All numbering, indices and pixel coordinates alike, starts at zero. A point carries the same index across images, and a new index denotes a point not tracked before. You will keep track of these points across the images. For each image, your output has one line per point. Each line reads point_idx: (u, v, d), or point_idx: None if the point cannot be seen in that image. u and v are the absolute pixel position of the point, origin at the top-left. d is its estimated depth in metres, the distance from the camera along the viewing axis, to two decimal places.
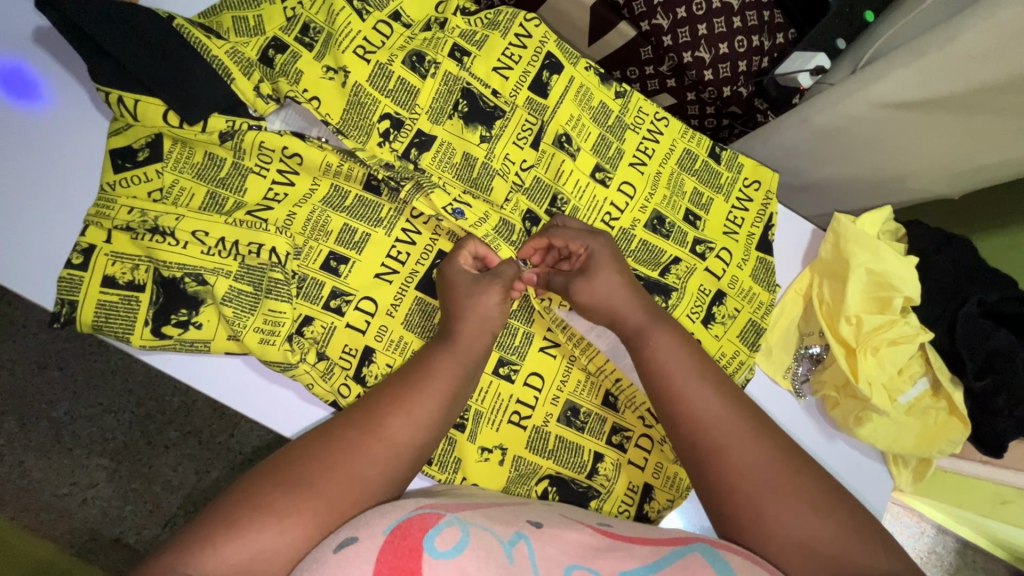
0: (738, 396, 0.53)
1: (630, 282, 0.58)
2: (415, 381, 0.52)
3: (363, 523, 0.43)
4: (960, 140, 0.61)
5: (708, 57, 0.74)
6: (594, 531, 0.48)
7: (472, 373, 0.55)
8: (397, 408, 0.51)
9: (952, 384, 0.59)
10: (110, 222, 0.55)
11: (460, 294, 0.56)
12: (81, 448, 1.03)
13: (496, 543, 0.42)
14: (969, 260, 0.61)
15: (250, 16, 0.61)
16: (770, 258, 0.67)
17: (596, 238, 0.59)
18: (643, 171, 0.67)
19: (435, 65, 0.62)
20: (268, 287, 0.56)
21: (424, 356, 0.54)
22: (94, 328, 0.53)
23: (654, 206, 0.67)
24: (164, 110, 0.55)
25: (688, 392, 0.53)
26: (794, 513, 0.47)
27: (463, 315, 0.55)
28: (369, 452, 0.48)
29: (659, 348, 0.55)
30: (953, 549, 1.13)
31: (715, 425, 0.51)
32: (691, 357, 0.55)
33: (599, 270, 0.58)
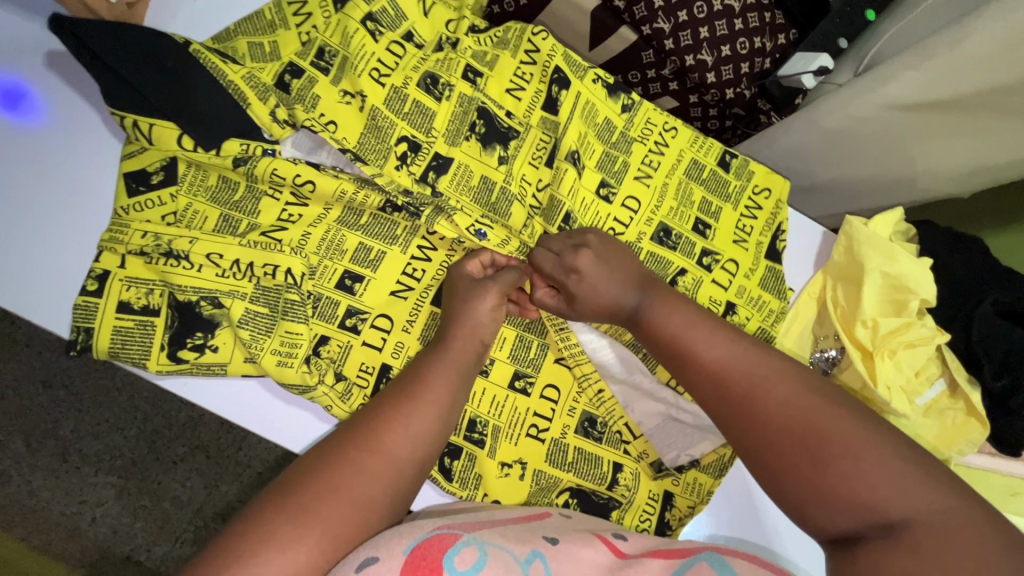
0: (752, 363, 0.50)
1: (617, 277, 0.57)
2: (414, 385, 0.53)
3: (382, 543, 0.42)
4: (970, 139, 0.61)
5: (710, 60, 0.74)
6: (607, 545, 0.47)
7: (470, 370, 0.56)
8: (395, 417, 0.51)
9: (970, 385, 0.59)
10: (124, 247, 0.55)
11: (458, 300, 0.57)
12: (88, 466, 1.03)
13: (512, 561, 0.42)
14: (986, 262, 0.61)
15: (265, 43, 0.61)
16: (779, 267, 0.67)
17: (582, 241, 0.59)
18: (649, 184, 0.67)
19: (449, 87, 0.62)
20: (284, 308, 0.56)
21: (417, 364, 0.55)
22: (110, 355, 0.53)
23: (661, 218, 0.66)
24: (179, 134, 0.56)
25: (695, 362, 0.51)
26: (823, 470, 0.44)
27: (456, 323, 0.56)
28: (370, 465, 0.48)
29: (661, 321, 0.54)
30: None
31: (731, 388, 0.49)
32: (693, 326, 0.52)
33: (587, 271, 0.57)
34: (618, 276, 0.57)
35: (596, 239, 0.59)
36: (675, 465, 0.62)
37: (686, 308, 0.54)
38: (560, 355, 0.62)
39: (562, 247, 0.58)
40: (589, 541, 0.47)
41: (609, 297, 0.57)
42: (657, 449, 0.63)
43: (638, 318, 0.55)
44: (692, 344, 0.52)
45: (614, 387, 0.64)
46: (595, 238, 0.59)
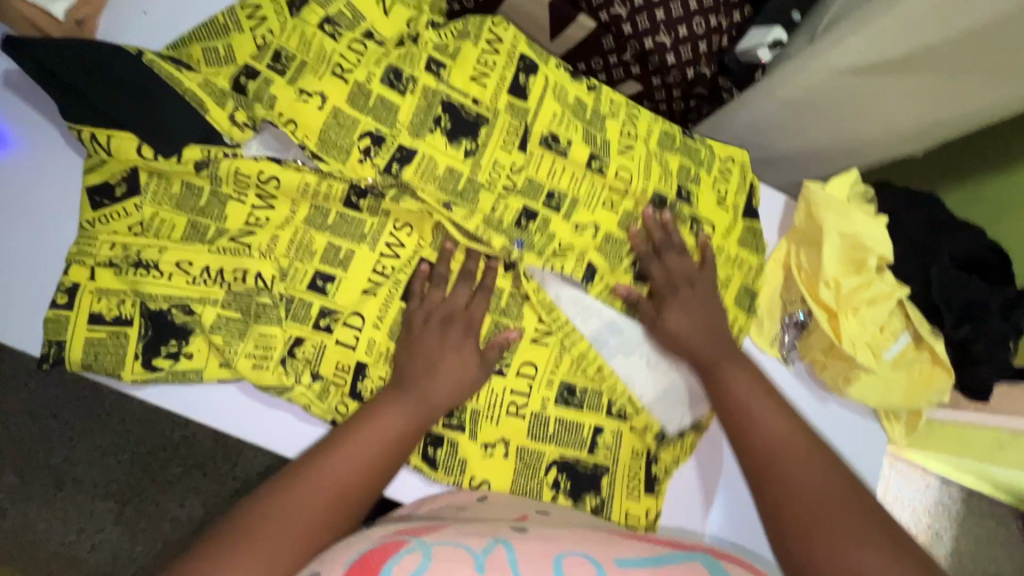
0: (807, 433, 0.58)
1: (710, 320, 0.62)
2: (374, 427, 0.54)
3: (328, 558, 0.45)
4: (920, 94, 0.62)
5: (670, 41, 0.75)
6: (613, 534, 0.50)
7: (436, 414, 0.58)
8: (345, 449, 0.53)
9: (932, 335, 0.61)
10: (93, 259, 0.55)
11: (417, 343, 0.58)
12: (84, 493, 1.03)
13: (467, 556, 0.42)
14: (937, 218, 0.63)
15: (219, 45, 0.61)
16: (756, 224, 0.68)
17: (693, 278, 0.64)
18: (634, 154, 0.67)
19: (413, 82, 0.62)
20: (257, 312, 0.57)
21: (381, 415, 0.55)
22: (83, 366, 0.54)
23: (654, 187, 0.67)
24: (137, 143, 0.55)
25: (757, 424, 0.58)
26: (842, 537, 0.48)
27: (428, 383, 0.57)
28: (323, 497, 0.51)
29: (735, 383, 0.60)
30: (957, 499, 1.25)
31: (779, 455, 0.56)
32: (763, 395, 0.60)
33: (684, 304, 0.63)
34: (704, 322, 0.62)
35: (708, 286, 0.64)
36: (680, 431, 0.65)
37: (757, 377, 0.61)
38: (539, 322, 0.64)
39: (678, 267, 0.64)
40: (582, 532, 0.49)
41: (685, 330, 0.62)
42: (658, 418, 0.65)
43: (714, 372, 0.61)
44: (758, 402, 0.59)
45: (613, 361, 0.65)
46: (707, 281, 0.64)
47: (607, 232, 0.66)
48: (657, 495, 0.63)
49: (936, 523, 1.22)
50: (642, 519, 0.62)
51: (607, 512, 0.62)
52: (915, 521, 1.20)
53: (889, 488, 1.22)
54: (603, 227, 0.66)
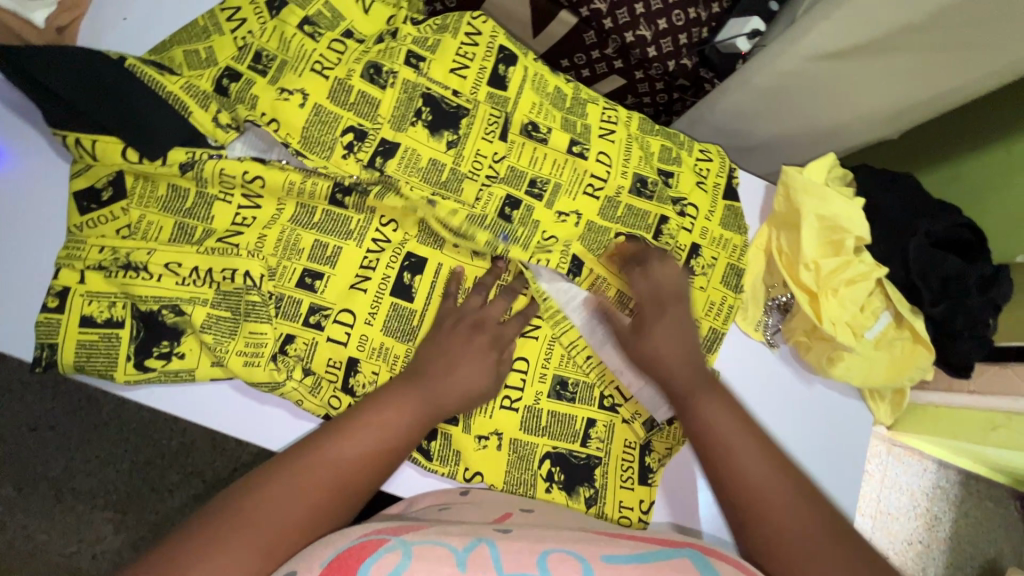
0: (782, 463, 0.57)
1: (687, 346, 0.62)
2: (381, 420, 0.55)
3: (305, 558, 0.45)
4: (891, 75, 0.64)
5: (649, 35, 0.76)
6: (599, 533, 0.51)
7: (444, 413, 0.58)
8: (351, 437, 0.54)
9: (913, 315, 0.62)
10: (82, 262, 0.56)
11: (435, 339, 0.60)
12: (83, 504, 1.03)
13: (448, 554, 0.42)
14: (914, 199, 0.64)
15: (200, 49, 0.62)
16: (737, 204, 0.69)
17: (680, 292, 0.64)
18: (615, 138, 0.68)
19: (393, 75, 0.62)
20: (246, 309, 0.57)
21: (392, 401, 0.56)
22: (77, 368, 0.54)
23: (635, 169, 0.68)
24: (122, 147, 0.56)
25: (736, 459, 0.57)
26: None
27: (443, 374, 0.58)
28: (323, 487, 0.51)
29: (713, 416, 0.59)
30: (957, 482, 1.24)
31: (760, 499, 0.55)
32: (743, 428, 0.59)
33: (671, 321, 0.62)
34: (686, 345, 0.62)
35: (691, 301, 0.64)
36: (668, 419, 0.64)
37: (735, 409, 0.60)
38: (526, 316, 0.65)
39: (667, 279, 0.63)
40: (562, 531, 0.50)
41: (660, 358, 0.61)
42: (647, 408, 0.64)
43: (693, 402, 0.60)
44: (734, 436, 0.58)
45: (603, 351, 0.65)
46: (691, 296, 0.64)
47: (589, 221, 0.66)
48: (651, 486, 0.64)
49: (936, 507, 1.22)
50: (635, 510, 0.63)
51: (600, 505, 0.63)
52: (913, 505, 1.21)
53: (885, 471, 1.20)
54: (584, 215, 0.66)
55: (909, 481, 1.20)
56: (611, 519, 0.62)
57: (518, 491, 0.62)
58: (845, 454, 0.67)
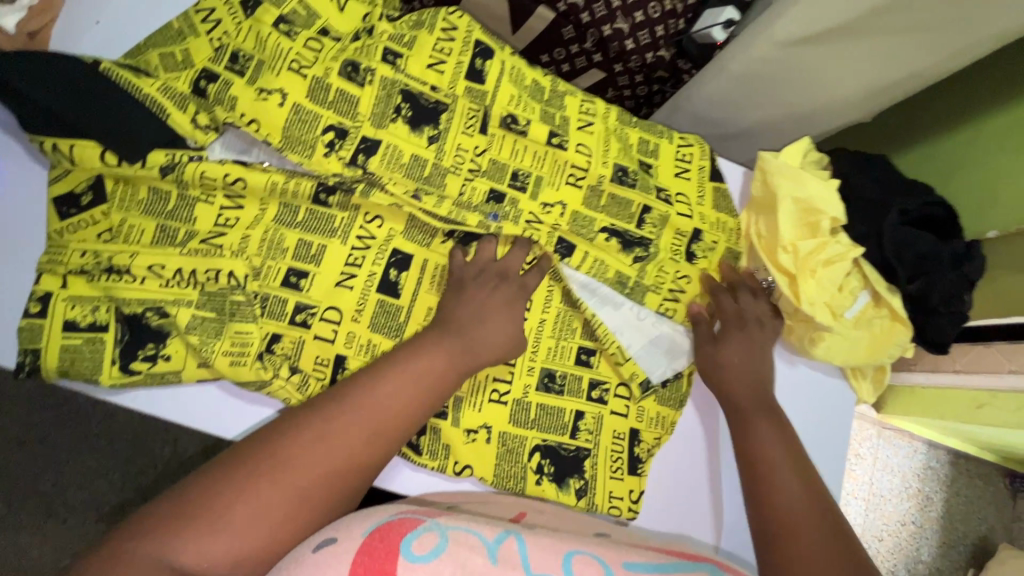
0: (827, 506, 0.54)
1: (755, 369, 0.64)
2: (407, 376, 0.55)
3: (342, 525, 0.45)
4: (860, 56, 0.65)
5: (626, 28, 0.77)
6: (626, 543, 0.52)
7: (470, 371, 0.59)
8: (384, 384, 0.54)
9: (890, 293, 0.64)
10: (64, 267, 0.55)
11: (465, 298, 0.60)
12: (75, 516, 1.02)
13: (482, 542, 0.44)
14: (888, 181, 0.66)
15: (177, 51, 0.62)
16: (725, 185, 0.71)
17: (756, 326, 0.66)
18: (593, 130, 0.69)
19: (371, 72, 0.62)
20: (231, 310, 0.57)
21: (424, 352, 0.57)
22: (61, 372, 0.54)
23: (615, 159, 0.69)
24: (101, 151, 0.56)
25: (776, 488, 0.56)
26: None
27: (472, 327, 0.59)
28: (358, 437, 0.51)
29: (765, 442, 0.59)
30: (947, 462, 1.25)
31: (796, 524, 0.53)
32: (791, 462, 0.58)
33: (745, 341, 0.65)
34: (750, 370, 0.64)
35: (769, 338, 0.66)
36: (664, 379, 0.67)
37: (787, 441, 0.60)
38: None
39: (746, 309, 0.66)
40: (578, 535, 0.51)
41: (732, 368, 0.64)
42: (645, 368, 0.66)
43: (743, 424, 0.61)
44: (780, 460, 0.58)
45: (603, 313, 0.66)
46: (768, 334, 0.66)
47: (573, 211, 0.67)
48: (640, 475, 0.65)
49: (927, 488, 1.23)
50: (625, 499, 0.64)
51: (590, 495, 0.64)
52: (905, 486, 1.22)
53: (876, 453, 1.22)
54: (568, 204, 0.67)
55: (899, 463, 1.22)
56: (601, 509, 0.64)
57: (508, 484, 0.62)
58: (828, 434, 0.68)
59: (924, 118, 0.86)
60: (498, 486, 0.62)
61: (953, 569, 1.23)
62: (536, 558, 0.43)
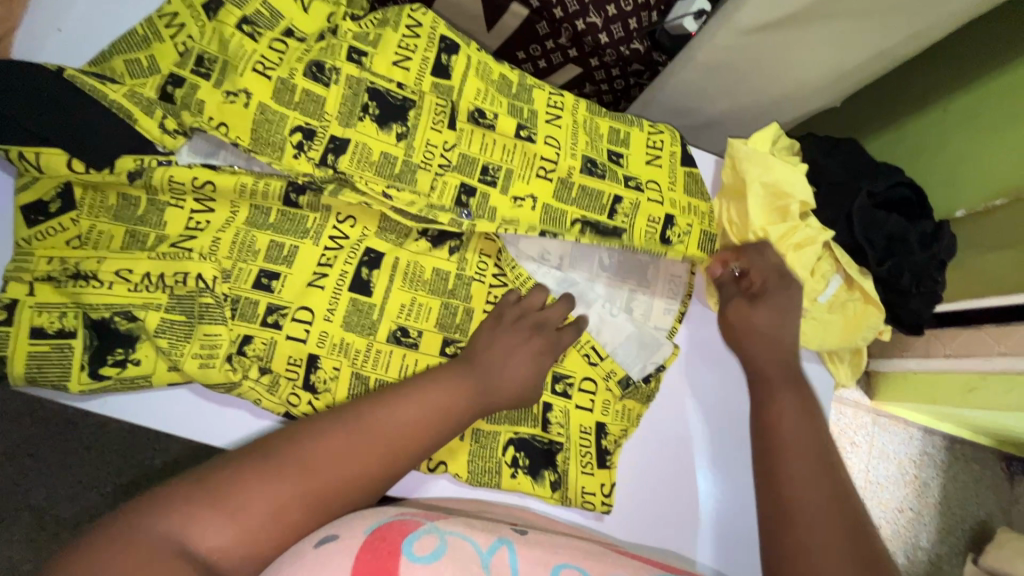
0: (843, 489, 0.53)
1: (782, 336, 0.62)
2: (429, 398, 0.55)
3: (342, 522, 0.45)
4: (821, 39, 0.65)
5: (600, 21, 0.75)
6: (611, 550, 0.52)
7: (485, 410, 0.59)
8: (404, 407, 0.54)
9: (862, 275, 0.66)
10: (31, 274, 0.55)
11: (498, 334, 0.61)
12: (68, 530, 1.01)
13: (474, 551, 0.42)
14: (855, 165, 0.68)
15: (141, 57, 0.62)
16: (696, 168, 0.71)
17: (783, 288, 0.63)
18: (561, 124, 0.69)
19: (336, 72, 0.62)
20: (200, 312, 0.57)
21: (446, 377, 0.57)
22: (29, 379, 0.54)
23: (583, 151, 0.69)
24: (67, 158, 0.56)
25: (784, 475, 0.54)
26: None
27: (498, 371, 0.59)
28: (371, 461, 0.51)
29: (783, 412, 0.58)
30: (943, 447, 1.25)
31: (802, 497, 0.52)
32: (809, 452, 0.55)
33: (772, 305, 0.63)
34: (774, 337, 0.62)
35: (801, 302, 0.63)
36: (644, 376, 0.67)
37: (810, 417, 0.58)
38: (488, 302, 0.66)
39: (767, 263, 0.65)
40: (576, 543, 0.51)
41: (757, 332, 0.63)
42: (622, 366, 0.67)
43: (766, 392, 0.61)
44: (798, 433, 0.57)
45: (580, 312, 0.68)
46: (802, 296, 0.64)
47: (545, 203, 0.67)
48: (610, 467, 0.64)
49: (924, 473, 1.23)
50: (597, 494, 0.63)
51: (564, 489, 0.63)
52: (901, 473, 1.22)
53: (872, 440, 1.21)
54: (539, 197, 0.67)
55: (895, 449, 1.22)
56: (574, 502, 0.63)
57: (484, 479, 0.62)
58: None
59: (895, 101, 0.87)
60: (474, 482, 0.62)
61: (953, 554, 1.22)
62: (526, 569, 0.42)
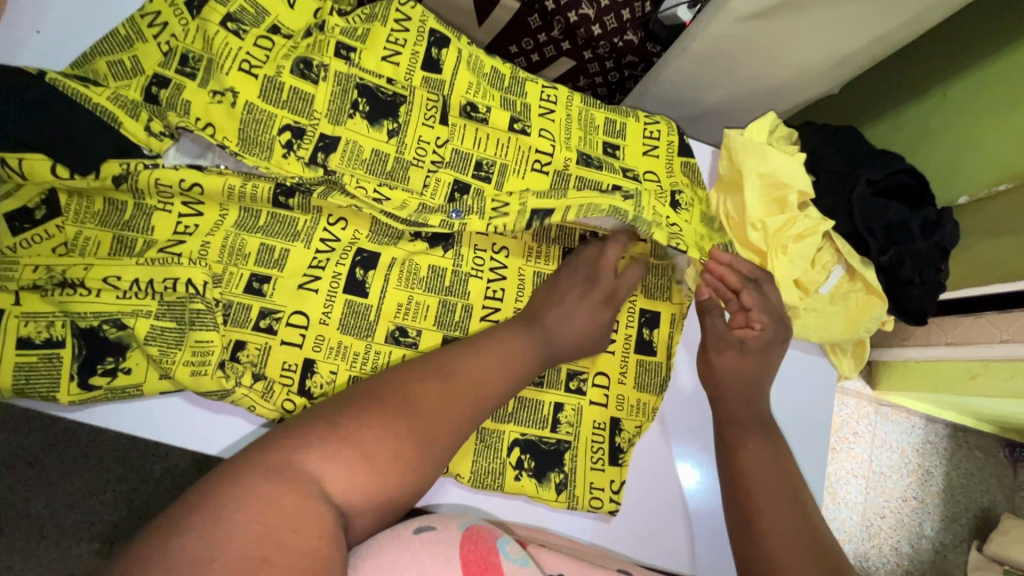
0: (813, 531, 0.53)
1: (755, 382, 0.61)
2: (513, 347, 0.58)
3: (429, 518, 0.43)
4: (816, 27, 0.64)
5: (592, 13, 0.74)
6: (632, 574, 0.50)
7: (567, 349, 0.62)
8: (490, 356, 0.56)
9: (864, 266, 0.65)
10: (16, 283, 0.54)
11: (559, 287, 0.64)
12: (68, 538, 1.00)
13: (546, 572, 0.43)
14: (852, 155, 0.68)
15: (125, 59, 0.60)
16: (692, 160, 0.70)
17: (774, 339, 0.62)
18: (555, 117, 0.68)
19: (324, 68, 0.61)
20: (191, 319, 0.56)
21: (519, 331, 0.60)
22: (17, 391, 0.53)
23: (577, 146, 0.68)
24: (50, 163, 0.55)
25: (762, 508, 0.55)
26: None
27: (567, 313, 0.62)
28: (467, 401, 0.52)
29: (752, 459, 0.58)
30: (946, 436, 1.24)
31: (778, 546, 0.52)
32: (782, 482, 0.56)
33: (753, 350, 0.61)
34: (748, 380, 0.61)
35: (780, 354, 0.63)
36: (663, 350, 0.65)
37: (778, 460, 0.58)
38: (487, 297, 0.65)
39: (770, 305, 0.62)
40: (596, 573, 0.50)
41: (740, 375, 0.61)
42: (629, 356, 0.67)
43: (732, 443, 0.60)
44: (771, 479, 0.57)
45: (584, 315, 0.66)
46: (782, 350, 0.63)
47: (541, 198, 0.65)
48: (621, 465, 0.63)
49: (927, 462, 1.22)
50: (606, 489, 0.63)
51: (570, 488, 0.62)
52: (904, 462, 1.21)
53: (874, 431, 1.21)
54: (535, 191, 0.65)
55: (897, 439, 1.21)
56: (582, 501, 0.62)
57: (485, 483, 0.61)
58: (811, 410, 0.67)
59: (892, 87, 0.86)
60: (476, 485, 0.61)
61: (958, 543, 1.21)
62: None
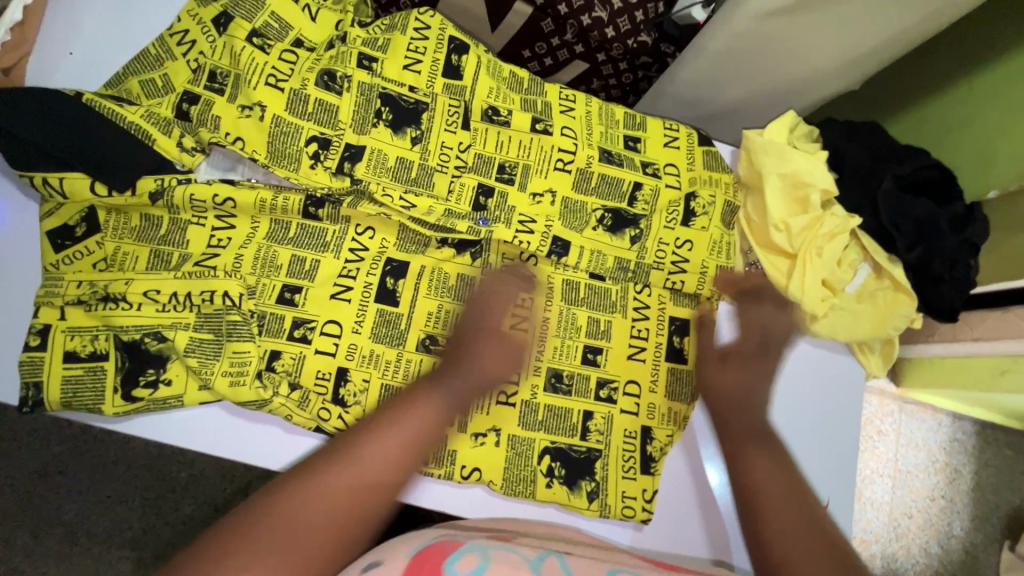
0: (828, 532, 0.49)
1: (751, 390, 0.60)
2: (428, 398, 0.54)
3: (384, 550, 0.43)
4: (835, 22, 0.64)
5: (605, 15, 0.74)
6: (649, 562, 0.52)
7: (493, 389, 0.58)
8: (403, 412, 0.53)
9: (890, 264, 0.66)
10: (61, 299, 0.56)
11: (485, 321, 0.60)
12: (100, 544, 1.02)
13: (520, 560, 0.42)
14: (877, 151, 0.68)
15: (157, 77, 0.62)
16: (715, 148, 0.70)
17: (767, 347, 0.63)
18: (575, 114, 0.69)
19: (348, 79, 0.63)
20: (228, 330, 0.58)
21: (438, 377, 0.56)
22: (63, 404, 0.55)
23: (599, 141, 0.68)
24: (90, 181, 0.57)
25: (773, 513, 0.51)
26: None
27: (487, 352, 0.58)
28: (388, 458, 0.50)
29: (749, 471, 0.54)
30: (975, 434, 1.22)
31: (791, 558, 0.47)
32: (783, 488, 0.52)
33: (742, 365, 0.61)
34: (738, 395, 0.59)
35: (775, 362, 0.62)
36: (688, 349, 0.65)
37: (783, 465, 0.54)
38: None
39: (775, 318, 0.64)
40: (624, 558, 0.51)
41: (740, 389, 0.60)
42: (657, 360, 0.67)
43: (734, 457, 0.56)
44: (779, 488, 0.53)
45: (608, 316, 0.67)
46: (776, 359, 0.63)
47: (564, 197, 0.67)
48: (654, 473, 0.64)
49: (954, 460, 1.20)
50: (638, 499, 0.63)
51: (602, 498, 0.63)
52: (931, 460, 1.19)
53: (899, 430, 1.19)
54: (558, 191, 0.67)
55: (924, 437, 1.19)
56: (614, 510, 0.63)
57: (517, 489, 0.62)
58: (842, 410, 0.67)
59: (912, 82, 0.86)
60: (508, 491, 0.62)
61: (990, 544, 1.19)
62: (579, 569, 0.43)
